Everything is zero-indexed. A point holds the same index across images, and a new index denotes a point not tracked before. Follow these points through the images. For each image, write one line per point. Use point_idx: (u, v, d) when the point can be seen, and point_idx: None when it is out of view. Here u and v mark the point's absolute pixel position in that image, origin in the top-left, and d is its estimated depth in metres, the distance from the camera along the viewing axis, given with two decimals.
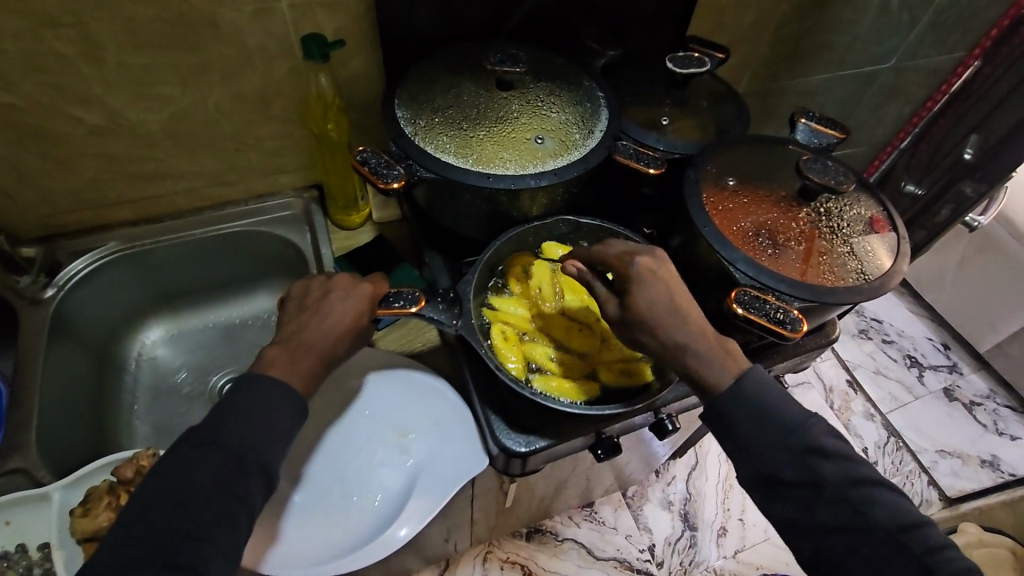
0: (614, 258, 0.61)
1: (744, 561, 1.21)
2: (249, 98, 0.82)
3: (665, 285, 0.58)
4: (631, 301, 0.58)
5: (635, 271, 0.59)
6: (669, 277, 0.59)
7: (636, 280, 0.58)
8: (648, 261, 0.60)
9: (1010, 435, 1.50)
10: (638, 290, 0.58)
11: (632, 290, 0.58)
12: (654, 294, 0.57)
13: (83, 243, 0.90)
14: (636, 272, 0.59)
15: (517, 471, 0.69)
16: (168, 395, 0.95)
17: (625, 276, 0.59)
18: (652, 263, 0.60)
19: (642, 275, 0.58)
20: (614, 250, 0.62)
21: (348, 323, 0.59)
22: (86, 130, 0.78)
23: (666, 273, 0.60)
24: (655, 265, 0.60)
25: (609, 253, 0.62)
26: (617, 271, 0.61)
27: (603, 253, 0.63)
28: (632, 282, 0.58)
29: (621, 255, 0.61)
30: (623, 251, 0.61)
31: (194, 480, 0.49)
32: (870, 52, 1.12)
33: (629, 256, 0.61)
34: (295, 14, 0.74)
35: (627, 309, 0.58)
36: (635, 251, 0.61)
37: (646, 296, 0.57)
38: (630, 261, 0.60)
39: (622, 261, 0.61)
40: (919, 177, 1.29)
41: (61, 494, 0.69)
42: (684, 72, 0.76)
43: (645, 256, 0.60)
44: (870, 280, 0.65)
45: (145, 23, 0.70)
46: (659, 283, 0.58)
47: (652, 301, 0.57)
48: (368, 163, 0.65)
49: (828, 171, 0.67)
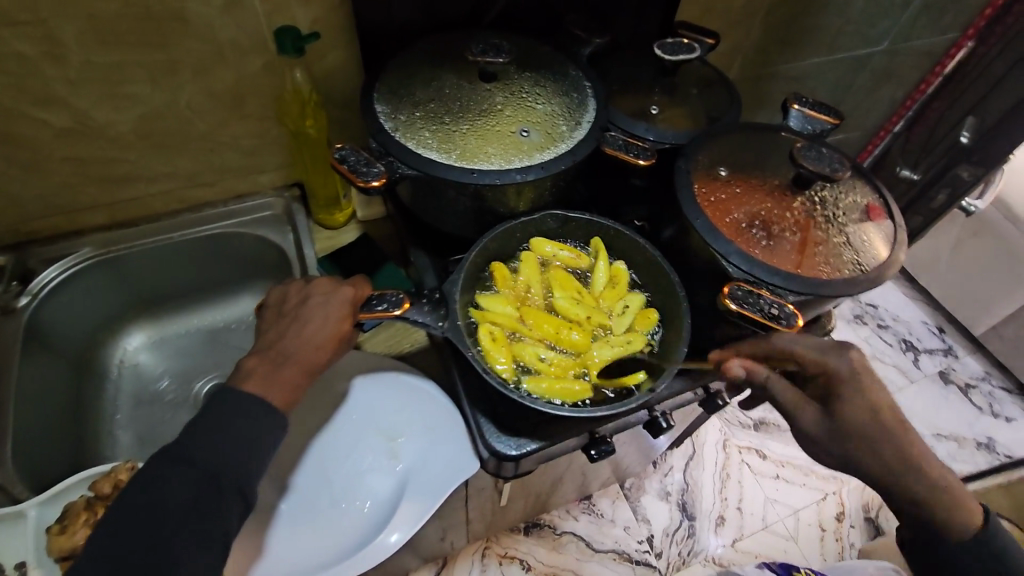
0: (815, 356, 0.58)
1: (742, 550, 1.20)
2: (223, 95, 0.79)
3: (877, 386, 0.58)
4: (838, 408, 0.56)
5: (850, 372, 0.57)
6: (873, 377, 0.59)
7: (851, 381, 0.57)
8: (858, 360, 0.59)
9: (1006, 417, 1.49)
10: (854, 395, 0.56)
11: (849, 392, 0.57)
12: (875, 397, 0.57)
13: (56, 249, 0.87)
14: (848, 377, 0.57)
15: (510, 474, 0.68)
16: (151, 403, 0.94)
17: (835, 378, 0.58)
18: (861, 361, 0.59)
19: (858, 379, 0.57)
20: (809, 348, 0.59)
21: (330, 331, 0.58)
22: (52, 132, 0.75)
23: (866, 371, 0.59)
24: (862, 365, 0.59)
25: (808, 350, 0.59)
26: (820, 372, 0.59)
27: (797, 351, 0.58)
28: (842, 389, 0.57)
29: (820, 353, 0.59)
30: (826, 346, 0.59)
31: (168, 500, 0.47)
32: (863, 35, 1.10)
33: (835, 353, 0.59)
34: (267, 7, 0.71)
35: (835, 416, 0.56)
36: (837, 347, 0.59)
37: (865, 401, 0.56)
38: (838, 358, 0.58)
39: (827, 360, 0.58)
40: (915, 162, 1.31)
41: (37, 511, 0.68)
42: (672, 59, 0.74)
43: (853, 353, 0.59)
44: (866, 270, 0.63)
45: (109, 19, 0.66)
46: (873, 383, 0.58)
47: (880, 403, 0.57)
48: (347, 161, 0.62)
49: (823, 158, 0.65)
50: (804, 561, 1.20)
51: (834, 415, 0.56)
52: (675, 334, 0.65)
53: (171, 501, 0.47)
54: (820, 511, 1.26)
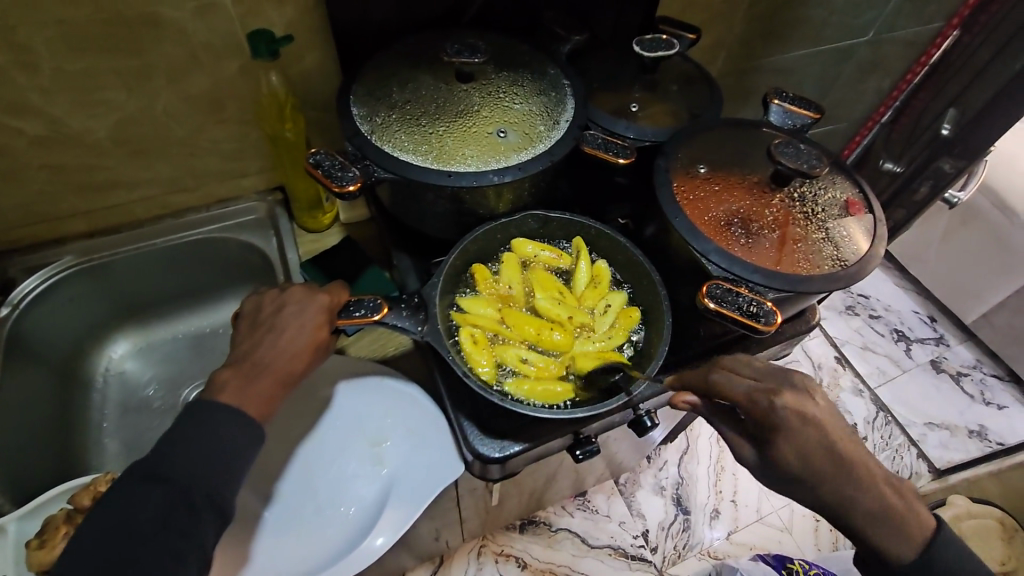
0: (745, 402, 0.53)
1: (737, 542, 1.21)
2: (200, 99, 0.78)
3: (816, 429, 0.51)
4: (772, 453, 0.52)
5: (782, 421, 0.51)
6: (816, 415, 0.52)
7: (782, 431, 0.51)
8: (791, 401, 0.52)
9: (997, 404, 1.50)
10: (786, 444, 0.51)
11: (778, 443, 0.52)
12: (807, 444, 0.51)
13: (38, 259, 0.87)
14: (783, 422, 0.51)
15: (496, 476, 0.67)
16: (138, 411, 0.94)
17: (766, 425, 0.52)
18: (796, 403, 0.52)
19: (791, 427, 0.51)
20: (743, 389, 0.54)
21: (308, 337, 0.58)
22: (27, 141, 0.74)
23: (811, 406, 0.52)
24: (800, 407, 0.52)
25: (738, 394, 0.54)
26: (752, 418, 0.53)
27: (728, 393, 0.54)
28: (776, 434, 0.52)
29: (752, 396, 0.53)
30: (756, 391, 0.53)
31: (141, 515, 0.48)
32: (847, 26, 1.09)
33: (766, 398, 0.53)
34: (240, 9, 0.70)
35: (768, 461, 0.53)
36: (768, 388, 0.53)
37: (795, 449, 0.51)
38: (769, 404, 0.52)
39: (758, 406, 0.53)
40: (897, 154, 1.28)
41: (17, 525, 0.68)
42: (652, 55, 0.73)
43: (787, 396, 0.52)
44: (847, 265, 0.63)
45: (78, 26, 0.66)
46: (808, 425, 0.52)
47: (812, 449, 0.51)
48: (322, 166, 0.61)
49: (801, 154, 0.65)
50: (797, 553, 1.21)
51: (768, 461, 0.53)
52: (657, 333, 0.65)
53: (144, 516, 0.48)
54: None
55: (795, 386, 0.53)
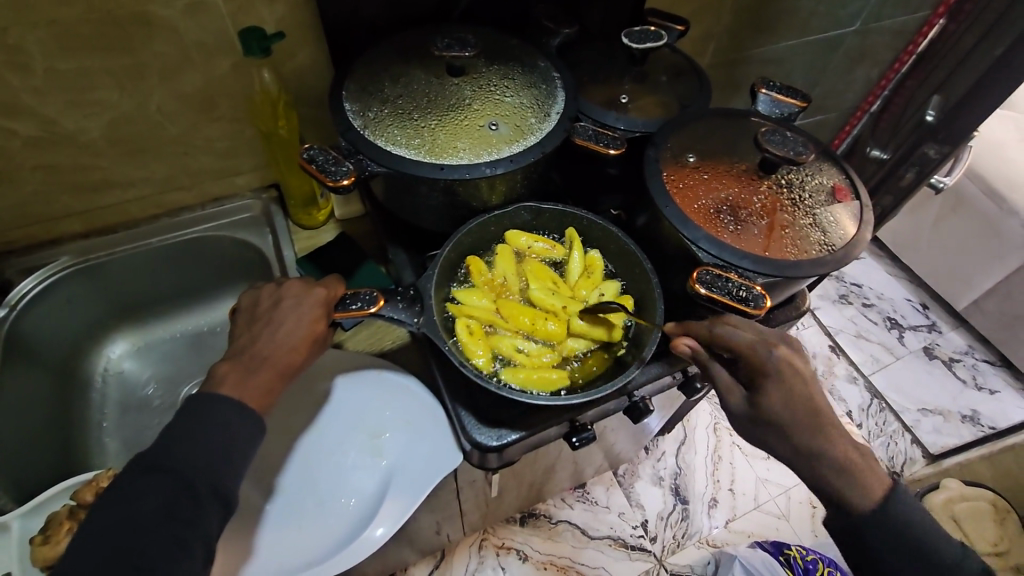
0: (747, 348, 0.57)
1: (736, 530, 1.22)
2: (192, 98, 0.79)
3: (802, 381, 0.56)
4: (759, 399, 0.56)
5: (775, 367, 0.56)
6: (804, 370, 0.57)
7: (773, 376, 0.56)
8: (787, 354, 0.57)
9: (989, 389, 1.52)
10: (774, 389, 0.55)
11: (769, 389, 0.56)
12: (793, 392, 0.55)
13: (34, 260, 0.87)
14: (776, 366, 0.56)
15: (494, 465, 0.68)
16: (137, 410, 0.95)
17: (761, 371, 0.56)
18: (791, 355, 0.57)
19: (780, 372, 0.56)
20: (747, 338, 0.57)
21: (305, 330, 0.59)
22: (21, 142, 0.75)
23: (800, 361, 0.57)
24: (792, 359, 0.57)
25: (742, 342, 0.57)
26: (747, 365, 0.57)
27: (733, 341, 0.57)
28: (767, 377, 0.56)
29: (754, 346, 0.57)
30: (758, 340, 0.57)
31: (145, 505, 0.49)
32: (834, 16, 1.10)
33: (765, 346, 0.57)
34: (231, 7, 0.71)
35: (755, 405, 0.56)
36: (769, 339, 0.57)
37: (783, 396, 0.55)
38: (768, 352, 0.56)
39: (758, 354, 0.57)
40: (885, 141, 1.30)
41: (21, 522, 0.69)
42: (640, 47, 0.74)
43: (784, 347, 0.57)
44: (834, 250, 0.64)
45: (70, 26, 0.66)
46: (798, 377, 0.56)
47: (796, 398, 0.55)
48: (315, 160, 0.62)
49: (788, 142, 0.66)
50: (794, 539, 1.22)
51: (753, 407, 0.56)
52: (649, 320, 0.66)
53: (149, 506, 0.49)
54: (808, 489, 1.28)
55: (791, 343, 0.58)
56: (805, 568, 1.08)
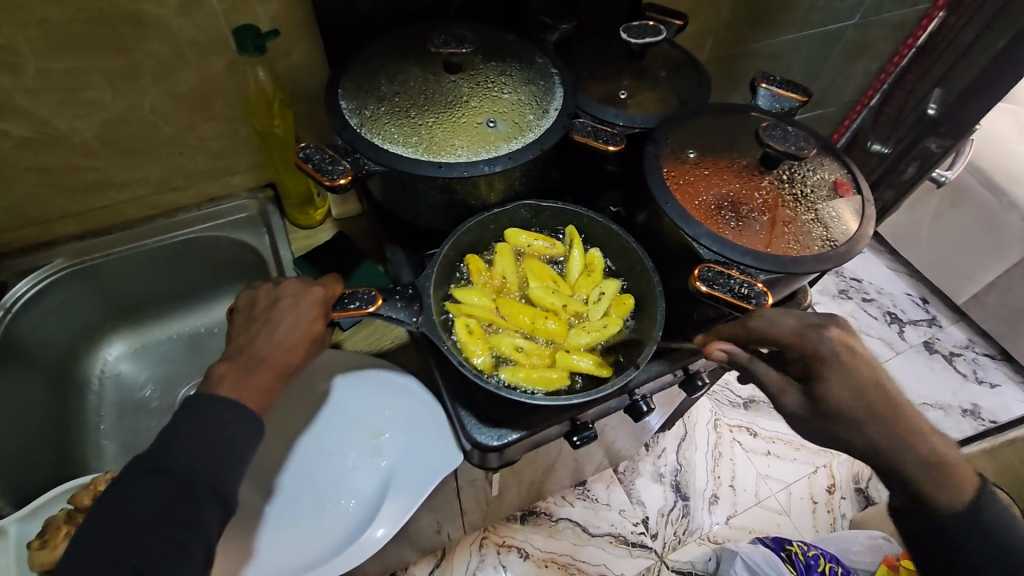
0: (791, 337, 0.54)
1: (737, 526, 1.22)
2: (188, 97, 0.78)
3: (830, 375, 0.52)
4: (820, 391, 0.52)
5: (830, 351, 0.52)
6: (867, 352, 0.53)
7: (830, 362, 0.52)
8: (842, 335, 0.53)
9: (989, 382, 1.52)
10: (833, 377, 0.52)
11: (829, 374, 0.52)
12: None
13: (28, 262, 0.86)
14: (830, 350, 0.52)
15: (495, 464, 0.68)
16: (135, 412, 0.94)
17: (816, 357, 0.53)
18: (846, 337, 0.53)
19: (838, 356, 0.52)
20: (790, 326, 0.54)
21: (301, 331, 0.58)
22: (14, 143, 0.74)
23: (859, 344, 0.53)
24: (848, 340, 0.53)
25: (786, 330, 0.54)
26: (799, 354, 0.54)
27: (773, 331, 0.55)
28: (824, 364, 0.52)
29: (803, 330, 0.54)
30: (804, 325, 0.54)
31: (141, 509, 0.48)
32: (833, 9, 1.10)
33: (814, 331, 0.54)
34: (224, 5, 0.70)
35: (816, 401, 0.52)
36: (816, 323, 0.54)
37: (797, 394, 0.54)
38: (819, 337, 0.53)
39: (808, 338, 0.53)
40: (885, 136, 1.30)
41: (18, 526, 0.69)
42: (639, 42, 0.73)
43: (835, 329, 0.53)
44: (836, 246, 0.63)
45: (62, 24, 0.65)
46: (857, 359, 0.52)
47: (863, 383, 0.51)
48: (312, 160, 0.61)
49: (789, 136, 0.65)
50: (796, 535, 1.22)
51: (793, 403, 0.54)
52: (650, 318, 0.66)
53: (146, 509, 0.48)
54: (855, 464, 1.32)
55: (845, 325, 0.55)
56: (807, 563, 1.07)
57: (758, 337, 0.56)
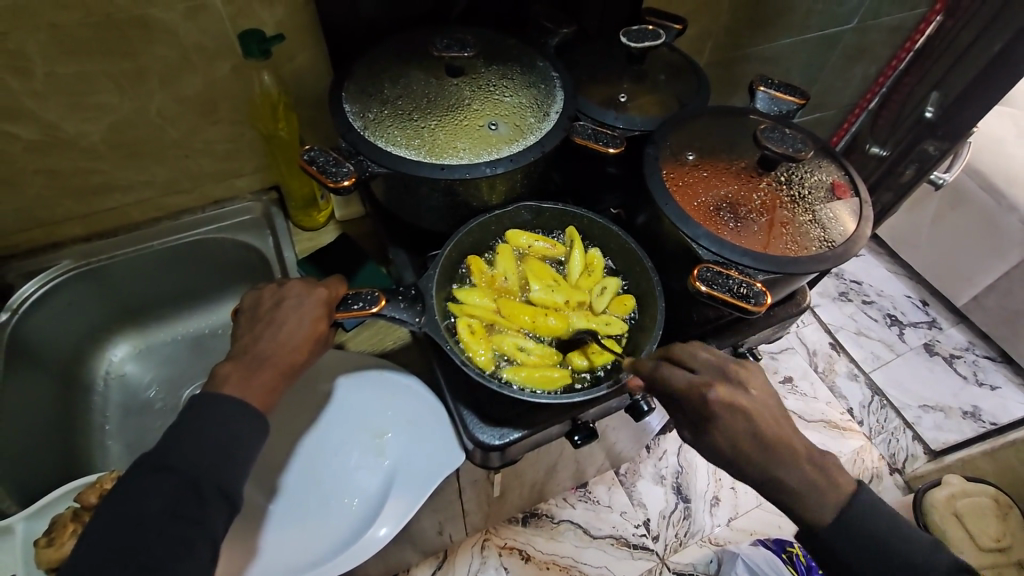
0: (683, 392, 0.54)
1: (738, 528, 1.22)
2: (193, 100, 0.79)
3: None
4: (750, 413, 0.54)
5: (714, 412, 0.53)
6: (749, 406, 0.54)
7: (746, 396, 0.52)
8: (725, 394, 0.53)
9: (989, 384, 1.52)
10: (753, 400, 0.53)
11: (711, 431, 0.53)
12: None
13: (36, 263, 0.87)
14: (714, 412, 0.53)
15: (497, 464, 0.68)
16: (140, 412, 0.95)
17: (702, 415, 0.53)
18: (730, 396, 0.53)
19: (722, 417, 0.53)
20: (684, 380, 0.54)
21: (306, 331, 0.59)
22: (23, 146, 0.75)
23: (740, 398, 0.54)
24: (731, 398, 0.53)
25: (679, 383, 0.54)
26: (686, 405, 0.54)
27: (671, 384, 0.55)
28: (708, 423, 0.53)
29: (690, 389, 0.54)
30: (693, 382, 0.54)
31: (148, 507, 0.49)
32: (830, 13, 1.11)
33: (702, 389, 0.53)
34: (230, 10, 0.71)
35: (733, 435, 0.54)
36: (706, 381, 0.54)
37: None
38: (704, 399, 0.53)
39: (693, 397, 0.53)
40: (884, 138, 1.26)
41: (25, 525, 0.70)
42: (639, 45, 0.74)
43: (722, 389, 0.53)
44: (834, 246, 0.64)
45: (70, 29, 0.66)
46: (741, 415, 0.53)
47: (741, 437, 0.53)
48: (316, 162, 0.62)
49: (786, 139, 0.66)
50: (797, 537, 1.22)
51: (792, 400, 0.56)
52: (649, 317, 0.66)
53: (153, 507, 0.49)
54: (858, 461, 1.31)
55: (731, 381, 0.55)
56: (807, 566, 1.08)
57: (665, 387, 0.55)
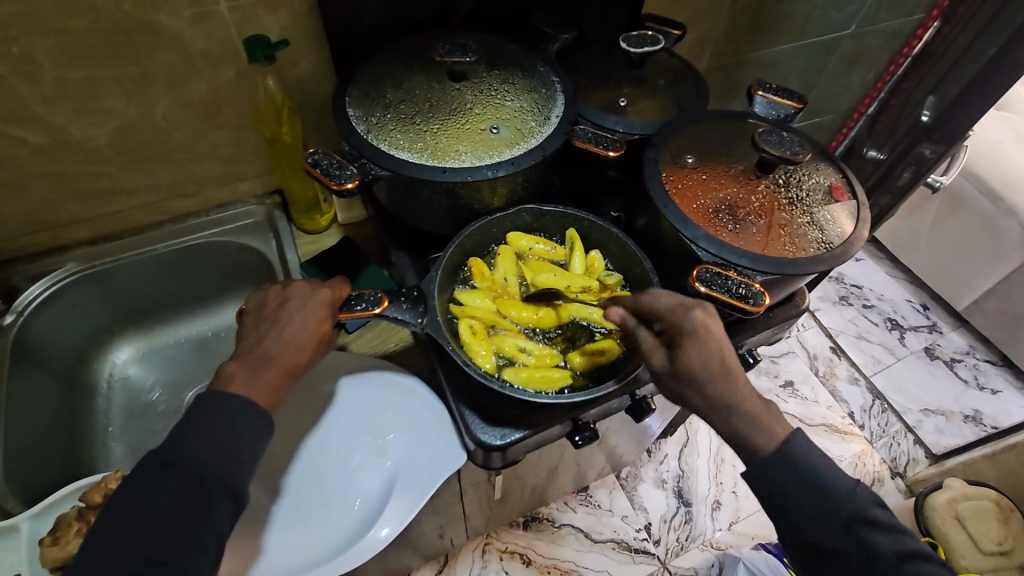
0: (665, 311, 0.57)
1: (739, 532, 1.21)
2: (198, 104, 0.80)
3: None
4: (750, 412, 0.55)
5: (691, 327, 0.55)
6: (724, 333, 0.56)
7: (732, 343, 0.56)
8: (705, 316, 0.56)
9: (991, 388, 1.52)
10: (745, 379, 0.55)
11: (684, 345, 0.55)
12: None
13: (41, 266, 0.88)
14: (692, 327, 0.55)
15: (498, 464, 0.69)
16: (143, 414, 0.96)
17: (679, 331, 0.56)
18: (708, 317, 0.56)
19: (698, 331, 0.55)
20: (667, 302, 0.58)
21: (311, 330, 0.60)
22: (30, 150, 0.76)
23: (715, 323, 0.57)
24: (709, 320, 0.56)
25: (662, 305, 0.57)
26: (667, 326, 0.57)
27: (654, 305, 0.58)
28: (684, 338, 0.56)
29: (673, 308, 0.57)
30: (676, 302, 0.57)
31: (156, 503, 0.49)
32: (828, 19, 1.12)
33: (683, 309, 0.57)
34: (235, 16, 0.72)
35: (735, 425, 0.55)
36: (688, 303, 0.57)
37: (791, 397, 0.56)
38: (684, 316, 0.56)
39: (676, 314, 0.57)
40: (882, 142, 1.27)
41: (30, 524, 0.70)
42: (638, 51, 0.75)
43: (701, 310, 0.56)
44: (832, 248, 0.65)
45: (80, 35, 0.67)
46: (713, 336, 0.56)
47: (712, 356, 0.55)
48: (320, 165, 0.63)
49: (784, 142, 0.67)
50: None
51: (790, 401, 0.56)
52: None
53: (160, 503, 0.49)
54: (859, 464, 1.31)
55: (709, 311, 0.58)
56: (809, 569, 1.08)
57: (648, 310, 0.58)
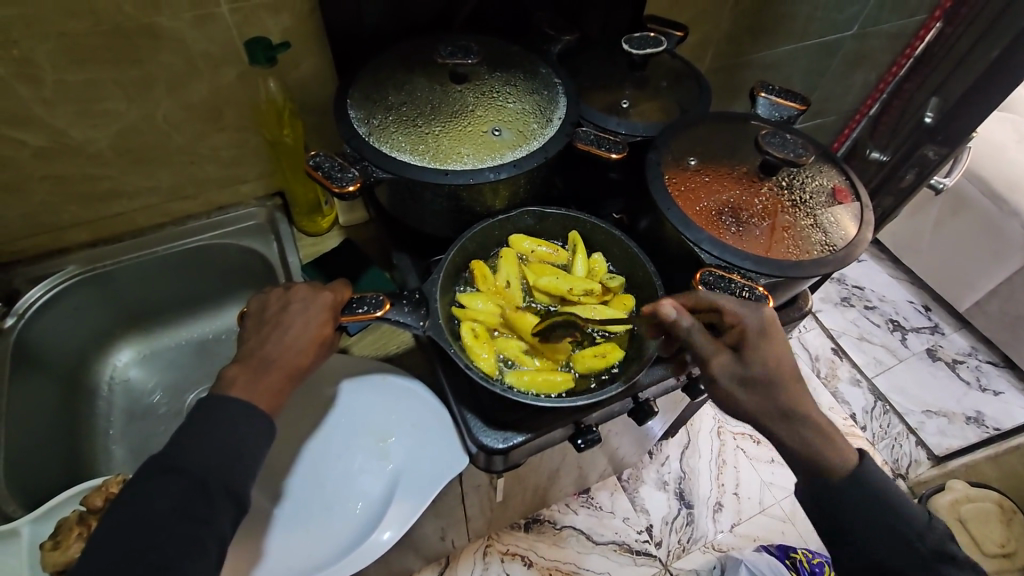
0: (732, 310, 0.57)
1: (741, 534, 1.21)
2: (199, 106, 0.80)
3: None
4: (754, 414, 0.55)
5: (760, 325, 0.57)
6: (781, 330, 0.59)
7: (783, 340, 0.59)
8: (770, 313, 0.58)
9: (993, 390, 1.52)
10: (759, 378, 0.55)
11: (755, 344, 0.57)
12: None
13: (42, 269, 0.88)
14: (762, 325, 0.57)
15: (500, 467, 0.68)
16: (143, 417, 0.96)
17: (747, 330, 0.57)
18: (771, 315, 0.58)
19: (767, 331, 0.57)
20: (731, 300, 0.58)
21: (312, 333, 0.59)
22: (31, 153, 0.75)
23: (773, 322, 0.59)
24: (772, 318, 0.58)
25: (728, 303, 0.58)
26: (732, 326, 0.58)
27: (720, 303, 0.58)
28: (752, 337, 0.57)
29: (739, 306, 0.58)
30: (742, 300, 0.58)
31: (157, 507, 0.49)
32: (830, 20, 1.12)
33: (751, 307, 0.58)
34: (236, 18, 0.72)
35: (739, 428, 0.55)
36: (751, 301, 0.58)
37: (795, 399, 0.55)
38: (753, 314, 0.57)
39: (744, 312, 0.57)
40: (885, 144, 1.26)
41: (31, 528, 0.70)
42: (640, 52, 0.75)
43: (765, 308, 0.58)
44: (836, 250, 0.65)
45: (81, 37, 0.67)
46: (779, 332, 0.58)
47: (778, 355, 0.58)
48: (322, 167, 0.63)
49: (787, 144, 0.67)
50: (800, 543, 1.22)
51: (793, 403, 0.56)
52: None
53: (162, 507, 0.49)
54: None
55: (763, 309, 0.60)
56: (811, 571, 1.08)
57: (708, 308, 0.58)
